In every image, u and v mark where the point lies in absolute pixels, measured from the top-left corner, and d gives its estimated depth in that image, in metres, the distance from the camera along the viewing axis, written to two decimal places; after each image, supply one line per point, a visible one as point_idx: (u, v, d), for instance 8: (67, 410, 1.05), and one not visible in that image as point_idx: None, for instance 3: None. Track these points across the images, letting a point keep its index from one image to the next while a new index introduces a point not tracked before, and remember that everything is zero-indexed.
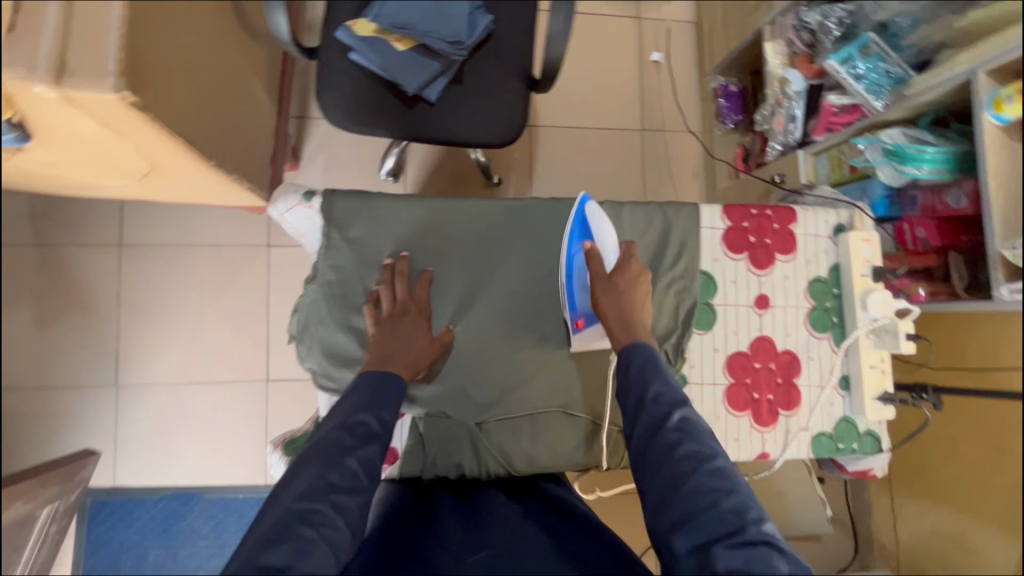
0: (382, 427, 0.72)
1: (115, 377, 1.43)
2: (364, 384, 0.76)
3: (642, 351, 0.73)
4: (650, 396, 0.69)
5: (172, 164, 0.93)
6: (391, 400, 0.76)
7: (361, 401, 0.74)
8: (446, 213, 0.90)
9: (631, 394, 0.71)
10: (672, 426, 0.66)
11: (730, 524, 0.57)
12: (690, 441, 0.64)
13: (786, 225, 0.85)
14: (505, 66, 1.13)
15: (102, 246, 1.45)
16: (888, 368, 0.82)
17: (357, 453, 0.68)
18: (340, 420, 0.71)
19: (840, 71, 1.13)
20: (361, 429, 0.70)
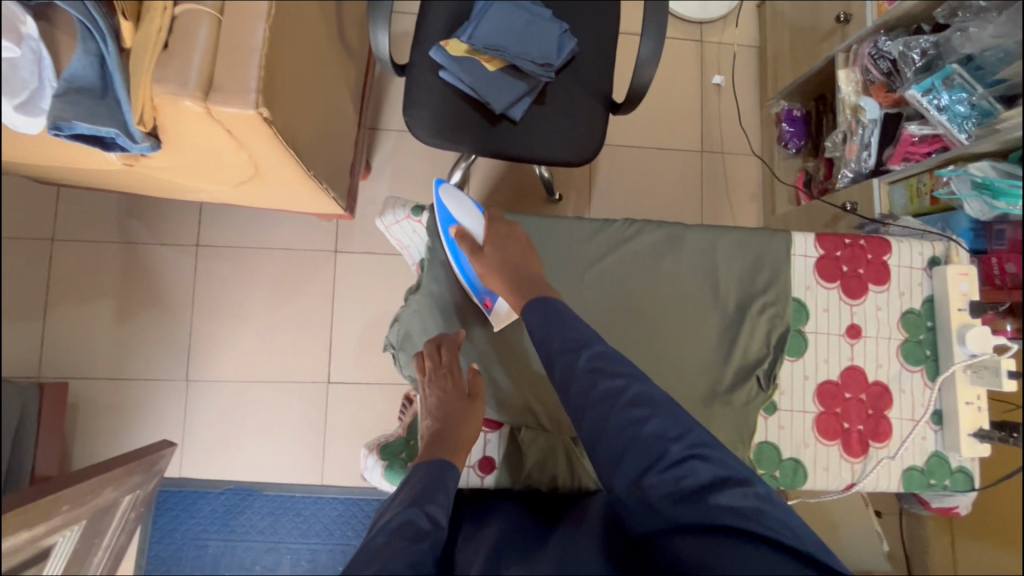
0: (434, 527, 0.67)
1: (186, 372, 1.49)
2: (417, 478, 0.75)
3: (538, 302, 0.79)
4: (560, 343, 0.75)
5: (275, 172, 0.98)
6: (442, 495, 0.72)
7: (410, 498, 0.70)
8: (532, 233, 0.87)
9: (548, 352, 0.76)
10: (585, 371, 0.72)
11: (655, 450, 0.67)
12: (603, 381, 0.71)
13: (879, 256, 0.85)
14: (586, 87, 1.15)
15: (180, 246, 1.52)
16: (984, 406, 0.81)
17: (401, 550, 0.61)
18: (389, 523, 0.66)
19: (921, 101, 1.15)
20: (410, 529, 0.65)
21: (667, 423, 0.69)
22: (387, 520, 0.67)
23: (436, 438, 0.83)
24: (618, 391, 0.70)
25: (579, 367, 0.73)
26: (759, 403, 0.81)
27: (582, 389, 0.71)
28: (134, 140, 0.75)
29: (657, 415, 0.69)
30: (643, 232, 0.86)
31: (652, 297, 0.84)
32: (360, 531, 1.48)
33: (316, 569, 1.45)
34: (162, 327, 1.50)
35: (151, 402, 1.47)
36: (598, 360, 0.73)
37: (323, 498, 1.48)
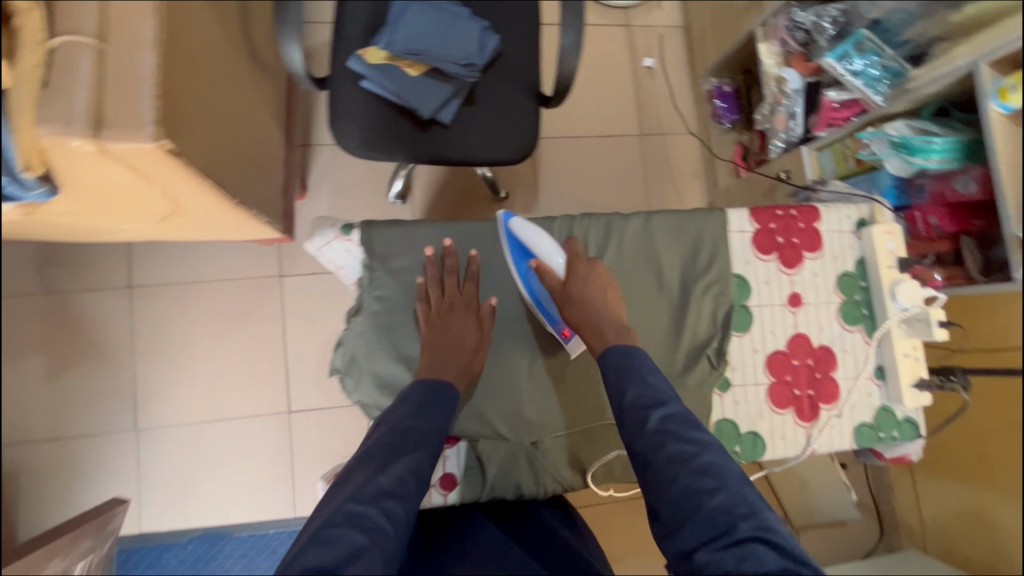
0: (432, 434, 0.71)
1: (134, 421, 1.41)
2: (417, 390, 0.75)
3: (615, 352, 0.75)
4: (629, 398, 0.71)
5: (196, 204, 0.93)
6: (441, 410, 0.74)
7: (412, 408, 0.73)
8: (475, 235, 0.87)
9: (616, 399, 0.73)
10: (653, 430, 0.67)
11: (718, 525, 0.60)
12: (673, 442, 0.66)
13: (810, 223, 0.87)
14: (514, 84, 1.14)
15: (111, 289, 1.43)
16: (921, 356, 0.84)
17: (401, 457, 0.67)
18: (392, 425, 0.71)
19: (838, 67, 1.18)
20: (411, 435, 0.69)
21: (739, 499, 0.61)
22: (389, 423, 0.72)
23: (433, 359, 0.80)
24: (689, 457, 0.64)
25: (647, 425, 0.68)
26: (712, 382, 0.82)
27: (646, 445, 0.67)
28: (25, 187, 0.69)
29: (730, 493, 0.62)
30: (584, 224, 0.86)
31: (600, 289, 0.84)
32: None
33: None
34: (102, 378, 1.41)
35: (100, 458, 1.39)
36: (671, 421, 0.68)
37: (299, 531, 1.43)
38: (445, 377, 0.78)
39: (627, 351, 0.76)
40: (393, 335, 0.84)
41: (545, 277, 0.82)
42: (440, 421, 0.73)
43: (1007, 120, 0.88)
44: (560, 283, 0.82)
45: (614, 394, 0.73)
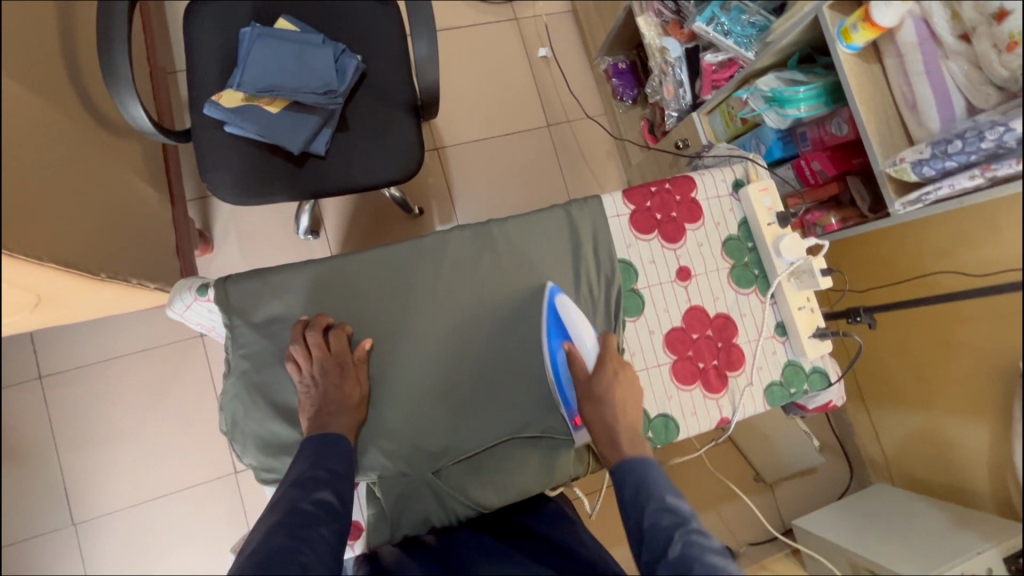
0: (334, 477, 0.67)
1: (71, 515, 1.34)
2: (305, 449, 0.68)
3: (634, 466, 0.70)
4: (648, 521, 0.65)
5: (61, 287, 0.88)
6: (340, 453, 0.69)
7: (306, 458, 0.68)
8: (340, 271, 0.75)
9: (632, 516, 0.67)
10: (670, 557, 0.62)
11: None
12: (697, 568, 0.60)
13: (687, 194, 0.86)
14: (387, 101, 1.11)
15: (18, 383, 1.35)
16: (815, 306, 0.85)
17: (306, 502, 0.63)
18: (292, 477, 0.66)
19: (709, 31, 1.16)
20: (312, 479, 0.66)
21: None
22: (288, 474, 0.67)
23: (317, 420, 0.71)
24: None
25: (665, 552, 0.63)
26: None
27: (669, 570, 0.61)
28: None
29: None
30: (452, 238, 0.78)
31: (483, 306, 0.78)
32: None
33: None
34: (29, 479, 1.34)
35: (41, 561, 1.32)
36: (693, 547, 0.62)
37: None
38: (331, 436, 0.69)
39: (643, 463, 0.70)
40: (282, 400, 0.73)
41: (574, 365, 0.76)
42: (341, 462, 0.68)
43: (857, 59, 0.88)
44: (588, 374, 0.76)
45: (631, 513, 0.67)
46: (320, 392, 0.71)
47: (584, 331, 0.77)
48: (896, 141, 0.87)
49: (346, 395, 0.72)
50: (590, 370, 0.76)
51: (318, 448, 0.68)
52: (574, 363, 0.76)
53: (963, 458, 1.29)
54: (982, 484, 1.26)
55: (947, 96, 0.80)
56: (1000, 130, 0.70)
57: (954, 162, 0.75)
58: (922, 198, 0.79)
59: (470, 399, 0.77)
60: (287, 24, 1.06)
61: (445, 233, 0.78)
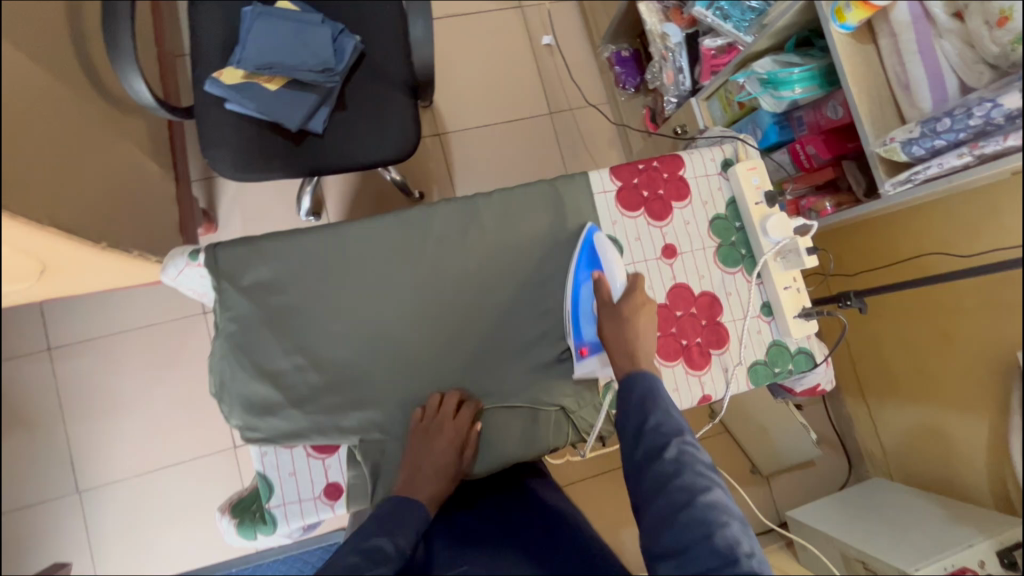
0: (399, 555, 0.62)
1: (76, 483, 1.38)
2: (382, 508, 0.67)
3: (645, 380, 0.67)
4: (649, 424, 0.63)
5: (64, 255, 0.91)
6: (411, 527, 0.65)
7: (378, 525, 0.64)
8: (327, 240, 0.76)
9: (628, 422, 0.65)
10: (662, 459, 0.60)
11: (725, 555, 0.54)
12: (688, 474, 0.59)
13: (675, 172, 0.86)
14: (385, 82, 1.13)
15: (29, 354, 1.40)
16: (802, 286, 0.84)
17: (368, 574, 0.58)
18: (356, 542, 0.62)
19: (708, 15, 1.17)
20: (377, 553, 0.60)
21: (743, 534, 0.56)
22: (354, 540, 0.62)
23: (410, 477, 0.71)
24: (700, 489, 0.58)
25: (661, 453, 0.61)
26: None
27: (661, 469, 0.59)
28: None
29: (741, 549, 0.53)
30: (437, 211, 0.79)
31: (466, 279, 0.79)
32: None
33: None
34: (37, 446, 1.38)
35: (47, 527, 1.36)
36: (688, 454, 0.61)
37: (261, 566, 1.41)
38: (417, 498, 0.68)
39: (654, 380, 0.67)
40: (264, 363, 0.73)
41: (597, 291, 0.76)
42: (409, 540, 0.64)
43: (851, 38, 0.88)
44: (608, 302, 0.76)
45: (632, 413, 0.65)
46: (418, 449, 0.72)
47: (616, 268, 0.78)
48: (888, 122, 0.86)
49: (449, 463, 0.71)
50: (614, 300, 0.76)
51: (396, 505, 0.67)
52: (597, 290, 0.77)
53: (958, 448, 1.27)
54: (979, 476, 1.24)
55: (938, 75, 0.79)
56: (987, 106, 0.69)
57: (943, 140, 0.74)
58: (912, 177, 0.79)
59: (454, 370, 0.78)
60: (289, 4, 1.09)
61: (430, 204, 0.79)
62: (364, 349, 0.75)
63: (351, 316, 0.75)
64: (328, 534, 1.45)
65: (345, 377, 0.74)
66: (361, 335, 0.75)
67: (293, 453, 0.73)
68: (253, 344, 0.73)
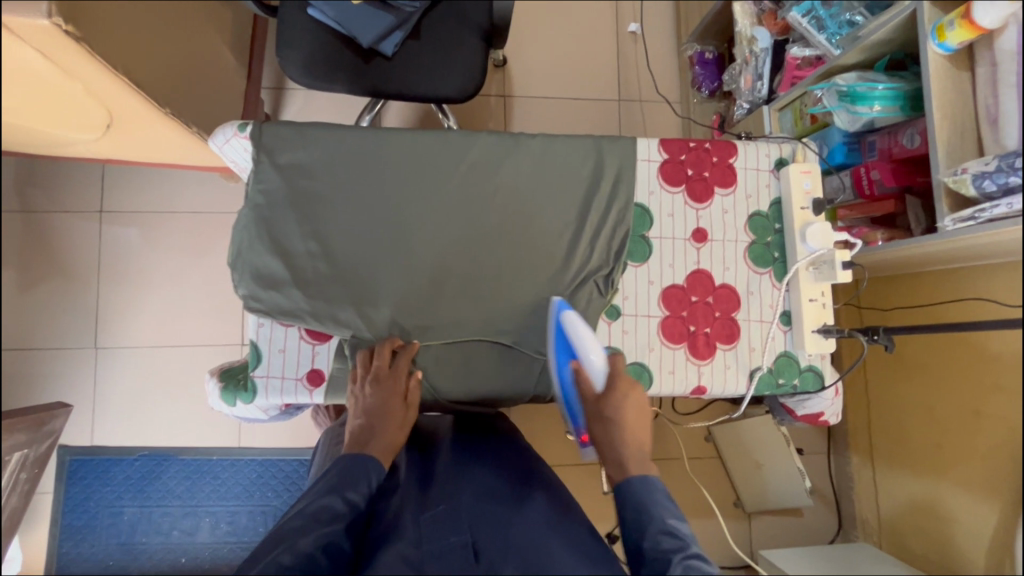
0: (351, 510, 0.65)
1: (95, 339, 1.47)
2: (334, 468, 0.69)
3: (638, 484, 0.68)
4: (648, 542, 0.63)
5: (131, 112, 0.97)
6: (364, 481, 0.68)
7: (331, 482, 0.67)
8: (364, 140, 0.77)
9: (634, 538, 0.65)
10: None
11: None
12: None
13: (725, 158, 0.84)
14: (462, 22, 1.14)
15: (83, 213, 1.50)
16: (829, 302, 0.81)
17: (311, 532, 0.61)
18: (308, 505, 0.65)
19: (802, 22, 1.13)
20: (325, 514, 0.63)
21: None
22: (306, 503, 0.66)
23: (362, 431, 0.72)
24: None
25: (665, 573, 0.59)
26: (598, 308, 0.79)
27: None
28: None
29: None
30: (478, 139, 0.79)
31: (490, 210, 0.79)
32: (280, 490, 1.48)
33: (237, 531, 1.46)
34: (68, 297, 1.48)
35: (61, 372, 1.45)
36: (692, 569, 0.58)
37: (240, 460, 1.49)
38: (367, 454, 0.70)
39: (646, 483, 0.68)
40: (281, 240, 0.75)
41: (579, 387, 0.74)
42: (362, 494, 0.67)
43: (948, 62, 0.83)
44: (595, 398, 0.73)
45: (634, 532, 0.65)
46: (364, 403, 0.73)
47: (593, 356, 0.73)
48: (964, 154, 0.81)
49: (393, 412, 0.72)
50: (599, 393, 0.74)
51: (347, 462, 0.68)
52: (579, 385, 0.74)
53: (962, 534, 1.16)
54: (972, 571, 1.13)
55: None
56: None
57: (1019, 178, 0.71)
58: (976, 214, 0.75)
59: (458, 295, 0.78)
60: None
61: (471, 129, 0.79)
62: (378, 252, 0.76)
63: (374, 216, 0.77)
64: (309, 448, 1.51)
65: (353, 273, 0.76)
66: (378, 238, 0.76)
67: (289, 333, 0.76)
68: (276, 220, 0.75)
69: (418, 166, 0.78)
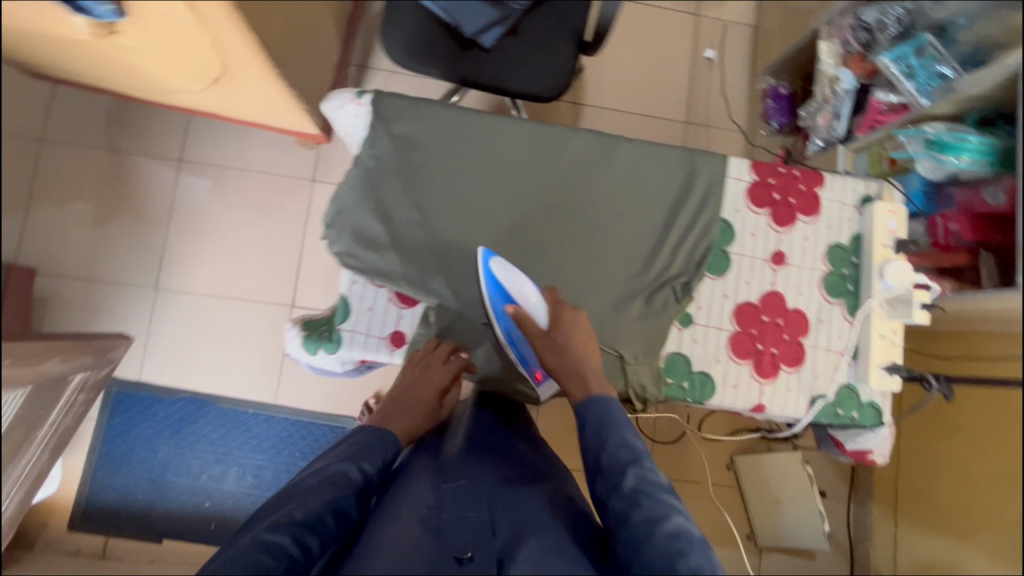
0: (362, 479, 0.78)
1: (156, 280, 1.53)
2: (363, 433, 0.86)
3: (599, 406, 0.74)
4: (606, 456, 0.70)
5: (245, 68, 1.02)
6: (378, 456, 0.82)
7: (350, 453, 0.81)
8: (472, 121, 0.80)
9: (591, 458, 0.72)
10: (624, 493, 0.67)
11: None
12: (645, 504, 0.65)
13: (812, 188, 0.86)
14: (559, 25, 1.18)
15: (163, 158, 1.57)
16: (898, 340, 0.83)
17: (325, 493, 0.74)
18: (325, 470, 0.77)
19: (891, 68, 1.14)
20: (339, 479, 0.76)
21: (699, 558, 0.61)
22: (323, 467, 0.78)
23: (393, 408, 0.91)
24: (656, 518, 0.64)
25: (620, 484, 0.68)
26: (673, 314, 0.82)
27: (620, 507, 0.66)
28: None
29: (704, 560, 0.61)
30: (579, 137, 0.82)
31: (580, 204, 0.82)
32: (307, 452, 1.52)
33: (261, 486, 1.50)
34: (136, 236, 1.54)
35: (120, 306, 1.52)
36: (643, 482, 0.67)
37: (274, 418, 1.53)
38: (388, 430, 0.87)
39: (607, 406, 0.74)
40: (382, 203, 0.79)
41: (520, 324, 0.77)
42: (374, 466, 0.81)
43: None
44: (539, 331, 0.77)
45: (591, 448, 0.72)
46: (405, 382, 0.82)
47: (524, 289, 0.77)
48: None
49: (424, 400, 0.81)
50: (543, 328, 0.77)
51: (376, 431, 0.86)
52: (519, 321, 0.77)
53: None
54: None
55: None
56: None
57: None
58: None
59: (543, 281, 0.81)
60: None
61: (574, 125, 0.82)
62: (471, 231, 0.80)
63: (471, 195, 0.80)
64: (340, 416, 1.55)
65: (444, 245, 0.79)
66: (471, 215, 0.80)
67: (378, 294, 0.81)
68: (382, 183, 0.79)
69: (519, 154, 0.81)
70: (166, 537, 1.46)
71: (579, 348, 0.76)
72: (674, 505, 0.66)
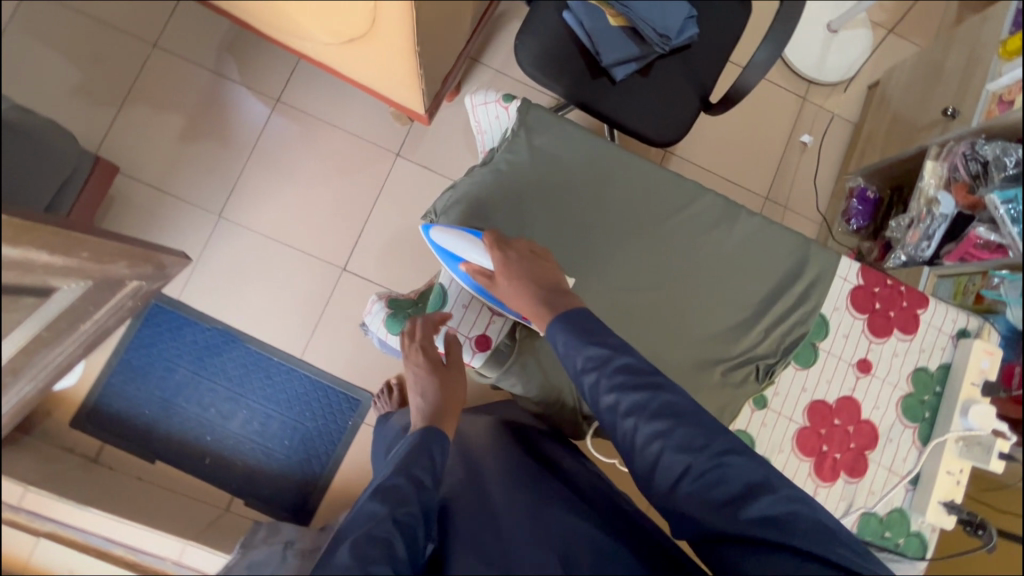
0: (411, 484, 0.75)
1: (222, 208, 1.54)
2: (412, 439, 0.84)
3: (557, 323, 0.79)
4: (581, 363, 0.76)
5: (388, 38, 1.04)
6: (424, 458, 0.79)
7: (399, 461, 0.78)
8: (620, 163, 0.94)
9: (569, 365, 0.78)
10: (609, 391, 0.74)
11: (686, 461, 0.70)
12: (630, 396, 0.73)
13: (914, 307, 0.94)
14: (690, 78, 1.20)
15: (262, 93, 1.58)
16: (963, 482, 0.89)
17: (385, 515, 0.70)
18: (378, 488, 0.74)
19: (997, 208, 1.12)
20: (395, 493, 0.73)
21: (694, 432, 0.71)
22: (375, 486, 0.75)
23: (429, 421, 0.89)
24: (646, 403, 0.72)
25: (605, 386, 0.75)
26: (751, 390, 0.91)
27: (609, 410, 0.74)
28: None
29: (698, 424, 0.72)
30: (707, 197, 0.94)
31: None
32: (317, 414, 1.52)
33: (265, 435, 1.50)
34: (215, 159, 1.55)
35: (180, 222, 1.53)
36: (625, 371, 0.74)
37: (296, 372, 1.52)
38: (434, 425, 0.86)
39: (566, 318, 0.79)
40: (522, 223, 0.92)
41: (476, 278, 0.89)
42: (426, 471, 0.78)
43: None
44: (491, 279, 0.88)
45: (567, 358, 0.78)
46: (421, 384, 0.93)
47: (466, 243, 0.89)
48: None
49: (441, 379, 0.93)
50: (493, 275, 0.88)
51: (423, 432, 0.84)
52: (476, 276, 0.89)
53: None
54: None
55: None
56: None
57: None
58: None
59: (656, 317, 0.91)
60: None
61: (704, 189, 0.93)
62: None
63: None
64: (358, 389, 1.54)
65: None
66: None
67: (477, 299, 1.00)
68: (522, 207, 0.92)
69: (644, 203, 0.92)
70: (159, 459, 1.45)
71: (531, 260, 0.85)
72: (660, 382, 0.74)
